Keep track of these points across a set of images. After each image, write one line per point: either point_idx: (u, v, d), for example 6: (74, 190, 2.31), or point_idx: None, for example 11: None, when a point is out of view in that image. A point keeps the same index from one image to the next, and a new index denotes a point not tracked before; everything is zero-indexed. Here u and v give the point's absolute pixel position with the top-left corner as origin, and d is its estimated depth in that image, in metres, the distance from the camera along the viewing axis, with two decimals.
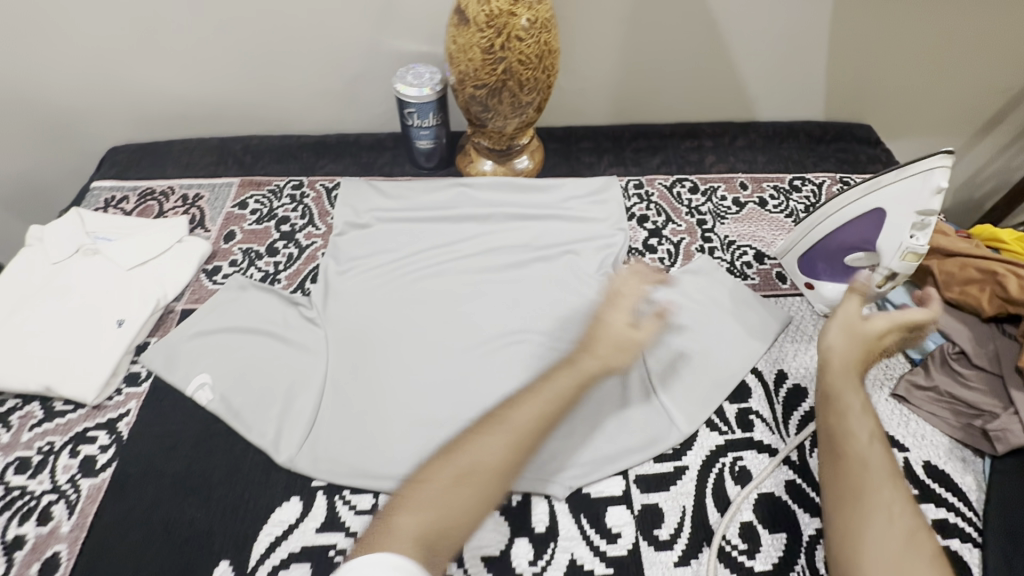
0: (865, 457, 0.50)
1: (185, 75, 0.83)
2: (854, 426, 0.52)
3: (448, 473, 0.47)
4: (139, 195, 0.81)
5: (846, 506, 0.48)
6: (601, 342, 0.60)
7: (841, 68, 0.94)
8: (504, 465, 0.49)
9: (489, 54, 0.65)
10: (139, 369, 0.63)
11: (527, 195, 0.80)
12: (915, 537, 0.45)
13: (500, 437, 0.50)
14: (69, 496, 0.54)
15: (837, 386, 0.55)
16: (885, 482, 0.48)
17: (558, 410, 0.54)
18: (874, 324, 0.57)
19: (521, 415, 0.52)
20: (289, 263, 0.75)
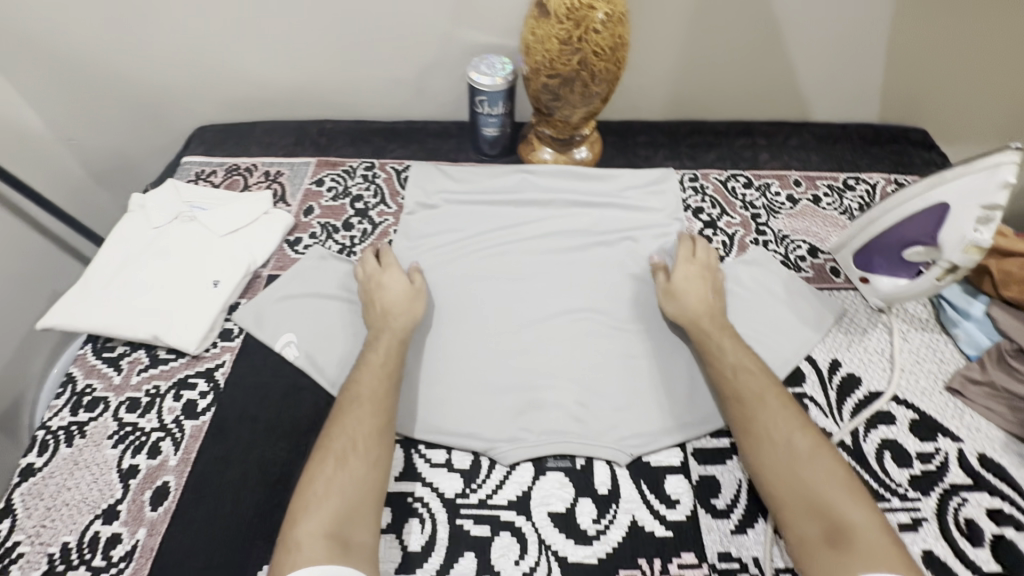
0: (741, 388, 0.59)
1: (271, 61, 0.89)
2: (728, 361, 0.61)
3: (330, 461, 0.53)
4: (226, 171, 0.87)
5: (746, 441, 0.56)
6: (381, 301, 0.66)
7: (900, 72, 0.95)
8: (373, 433, 0.55)
9: (566, 46, 0.69)
10: (232, 326, 0.69)
11: (588, 182, 0.83)
12: (799, 436, 0.55)
13: (354, 409, 0.56)
14: (175, 434, 0.60)
15: (703, 335, 0.64)
16: (767, 403, 0.57)
17: (393, 368, 0.60)
18: (683, 284, 0.68)
19: (365, 387, 0.58)
20: (363, 238, 0.80)
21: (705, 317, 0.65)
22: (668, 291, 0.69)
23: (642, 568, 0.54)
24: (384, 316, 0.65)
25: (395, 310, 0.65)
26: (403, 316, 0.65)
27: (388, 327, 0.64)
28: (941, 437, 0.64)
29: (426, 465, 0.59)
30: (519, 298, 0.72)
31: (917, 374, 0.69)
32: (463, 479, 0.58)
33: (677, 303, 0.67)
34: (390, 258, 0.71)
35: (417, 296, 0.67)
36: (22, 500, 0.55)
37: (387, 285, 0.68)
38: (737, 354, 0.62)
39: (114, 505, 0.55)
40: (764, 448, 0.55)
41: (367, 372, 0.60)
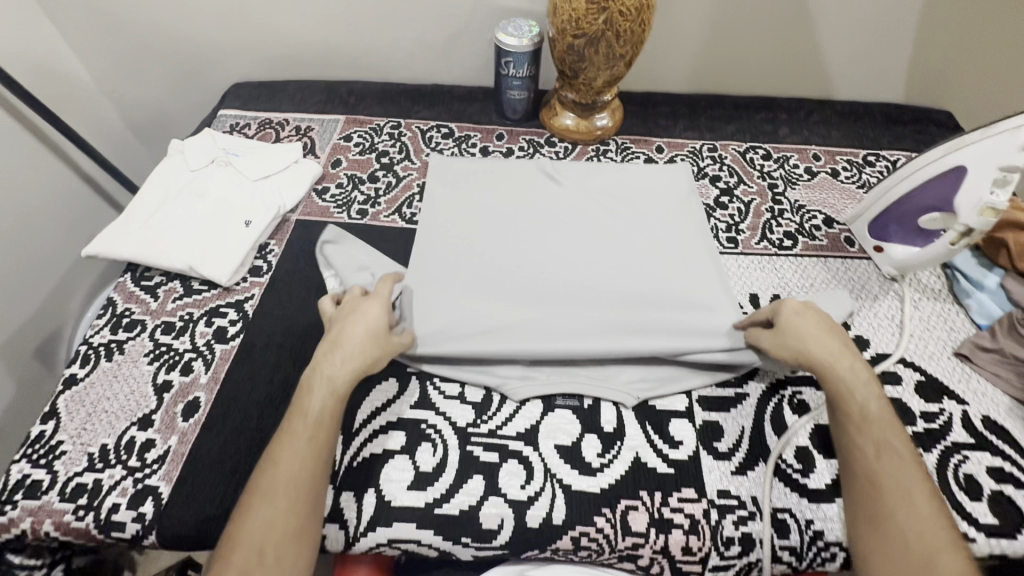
0: (882, 475, 0.51)
1: (306, 21, 0.92)
2: (871, 434, 0.53)
3: (233, 569, 0.46)
4: (259, 124, 0.91)
5: (876, 537, 0.50)
6: (334, 330, 0.57)
7: (926, 51, 0.95)
8: (294, 531, 0.49)
9: (592, 5, 0.71)
10: (261, 264, 0.73)
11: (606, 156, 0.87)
12: (942, 553, 0.48)
13: (272, 500, 0.49)
14: (206, 356, 0.63)
15: (841, 388, 0.55)
16: (910, 500, 0.50)
17: (322, 437, 0.52)
18: (798, 334, 0.58)
19: (284, 468, 0.50)
20: (388, 190, 0.83)
21: (834, 372, 0.56)
22: (777, 339, 0.59)
23: (643, 499, 0.56)
24: (331, 350, 0.56)
25: (348, 352, 0.55)
26: (341, 367, 0.55)
27: (323, 373, 0.54)
28: (946, 398, 0.64)
29: (441, 396, 0.62)
30: (539, 238, 0.74)
31: (927, 339, 0.70)
32: (475, 410, 0.61)
33: (799, 349, 0.58)
34: (383, 289, 0.61)
35: (384, 349, 0.57)
36: (65, 405, 0.59)
37: (355, 318, 0.57)
38: (885, 427, 0.53)
39: (149, 414, 0.59)
40: (896, 552, 0.49)
41: (297, 443, 0.51)
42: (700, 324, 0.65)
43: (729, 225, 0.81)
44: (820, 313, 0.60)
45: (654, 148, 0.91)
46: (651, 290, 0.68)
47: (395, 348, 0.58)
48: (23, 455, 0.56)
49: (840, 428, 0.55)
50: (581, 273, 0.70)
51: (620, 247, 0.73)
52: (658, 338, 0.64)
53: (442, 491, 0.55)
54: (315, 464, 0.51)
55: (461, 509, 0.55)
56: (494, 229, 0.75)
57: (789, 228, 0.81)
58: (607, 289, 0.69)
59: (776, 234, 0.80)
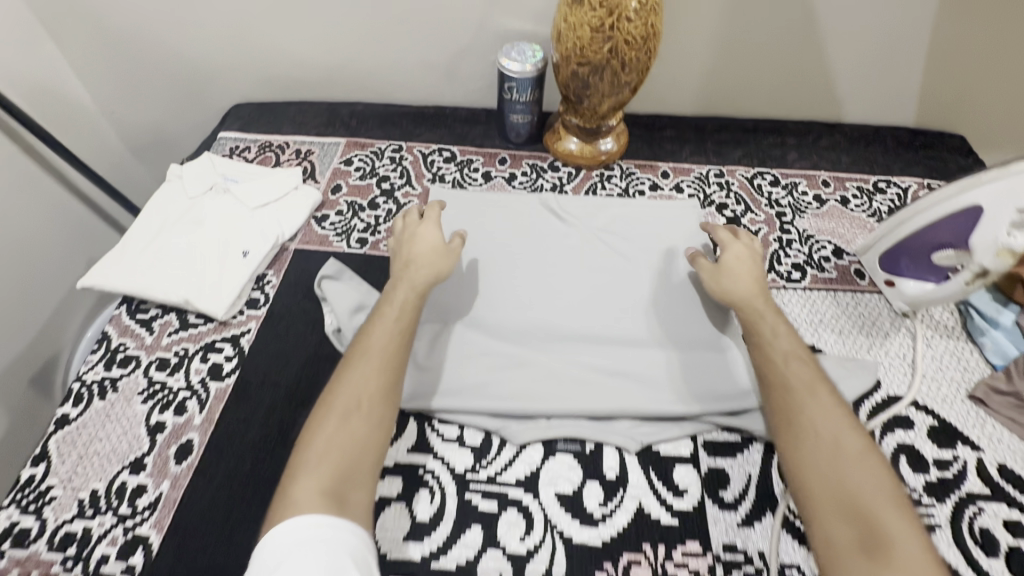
0: (792, 380, 0.57)
1: (307, 42, 0.91)
2: (779, 347, 0.60)
3: (333, 417, 0.54)
4: (259, 147, 0.90)
5: (789, 435, 0.54)
6: (404, 255, 0.67)
7: (940, 74, 0.92)
8: (377, 396, 0.55)
9: (597, 33, 0.69)
10: (258, 296, 0.71)
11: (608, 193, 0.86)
12: (849, 437, 0.52)
13: (360, 367, 0.56)
14: (200, 394, 0.62)
15: (752, 314, 0.63)
16: (817, 398, 0.55)
17: (401, 324, 0.61)
18: (731, 266, 0.66)
19: (367, 345, 0.58)
20: (388, 217, 0.81)
21: (753, 297, 0.64)
22: (715, 274, 0.67)
23: (646, 552, 0.54)
24: (405, 269, 0.65)
25: (419, 265, 0.65)
26: (424, 272, 0.64)
27: (407, 280, 0.63)
28: (960, 445, 0.62)
29: (439, 439, 0.60)
30: (540, 277, 0.73)
31: (940, 381, 0.68)
32: (474, 455, 0.60)
33: (728, 285, 0.65)
34: (433, 215, 0.71)
35: (447, 256, 0.66)
36: (57, 447, 0.58)
37: (418, 240, 0.67)
38: (789, 341, 0.60)
39: (141, 457, 0.57)
40: (808, 441, 0.53)
41: (379, 327, 0.60)
42: (710, 368, 0.65)
43: None
44: (748, 251, 0.69)
45: (660, 173, 0.89)
46: (662, 331, 0.68)
47: (456, 252, 0.68)
48: (12, 500, 0.55)
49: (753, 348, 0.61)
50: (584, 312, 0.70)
51: (624, 286, 0.73)
52: (669, 384, 0.64)
53: (439, 542, 0.54)
54: (400, 345, 0.59)
55: (458, 562, 0.53)
56: (493, 267, 0.74)
57: (797, 260, 0.79)
58: (618, 328, 0.68)
59: (785, 265, 0.78)
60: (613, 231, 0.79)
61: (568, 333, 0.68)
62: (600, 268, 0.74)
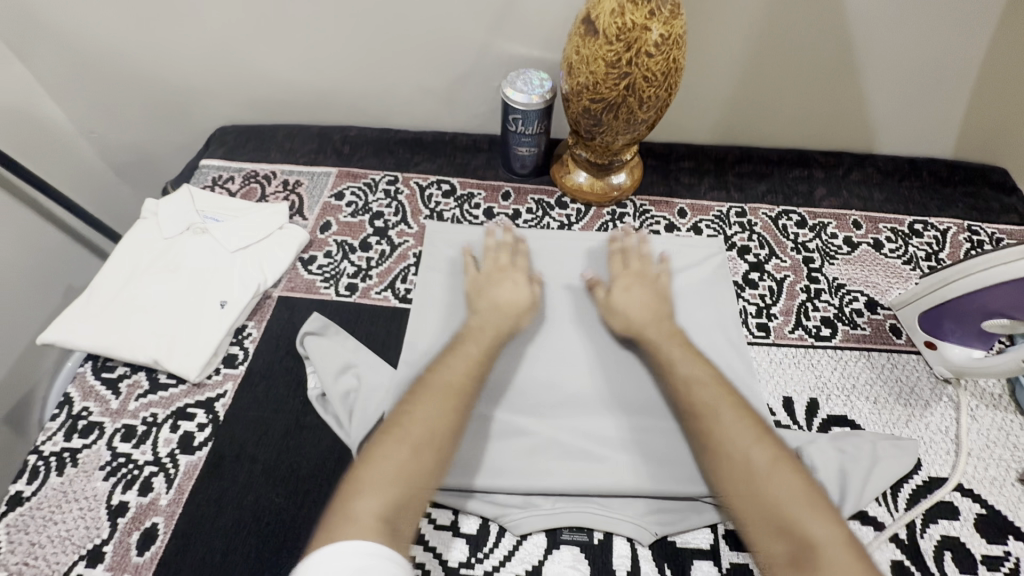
0: (696, 401, 0.55)
1: (296, 63, 0.84)
2: (681, 372, 0.58)
3: (404, 445, 0.49)
4: (244, 177, 0.83)
5: (709, 457, 0.52)
6: (491, 294, 0.65)
7: (984, 105, 0.85)
8: (449, 426, 0.52)
9: (613, 68, 0.62)
10: (237, 352, 0.65)
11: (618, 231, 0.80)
12: (756, 447, 0.50)
13: (437, 396, 0.53)
14: (168, 470, 0.56)
15: (650, 344, 0.62)
16: (720, 415, 0.53)
17: (481, 361, 0.59)
18: (633, 297, 0.65)
19: (441, 377, 0.55)
20: (381, 260, 0.75)
21: (652, 325, 0.63)
22: (609, 306, 0.66)
23: None
24: (490, 308, 0.64)
25: (504, 311, 0.63)
26: (506, 320, 0.63)
27: (493, 324, 0.62)
28: (1010, 539, 0.56)
29: (430, 526, 0.55)
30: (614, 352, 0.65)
31: (986, 461, 0.61)
32: (469, 545, 0.54)
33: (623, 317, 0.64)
34: (524, 259, 0.69)
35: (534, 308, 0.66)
36: (7, 533, 0.52)
37: (509, 284, 0.66)
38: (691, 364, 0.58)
39: (100, 546, 0.52)
40: (724, 459, 0.51)
41: (460, 360, 0.58)
42: (680, 436, 0.59)
43: (759, 308, 0.73)
44: (633, 273, 0.68)
45: (677, 211, 0.82)
46: None
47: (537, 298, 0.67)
48: None
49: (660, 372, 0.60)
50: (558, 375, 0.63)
51: (581, 339, 0.66)
52: (692, 463, 0.57)
53: None
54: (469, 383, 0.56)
55: None
56: (565, 341, 0.66)
57: (827, 314, 0.72)
58: (630, 394, 0.62)
59: (813, 320, 0.72)
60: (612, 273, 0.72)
61: (570, 399, 0.62)
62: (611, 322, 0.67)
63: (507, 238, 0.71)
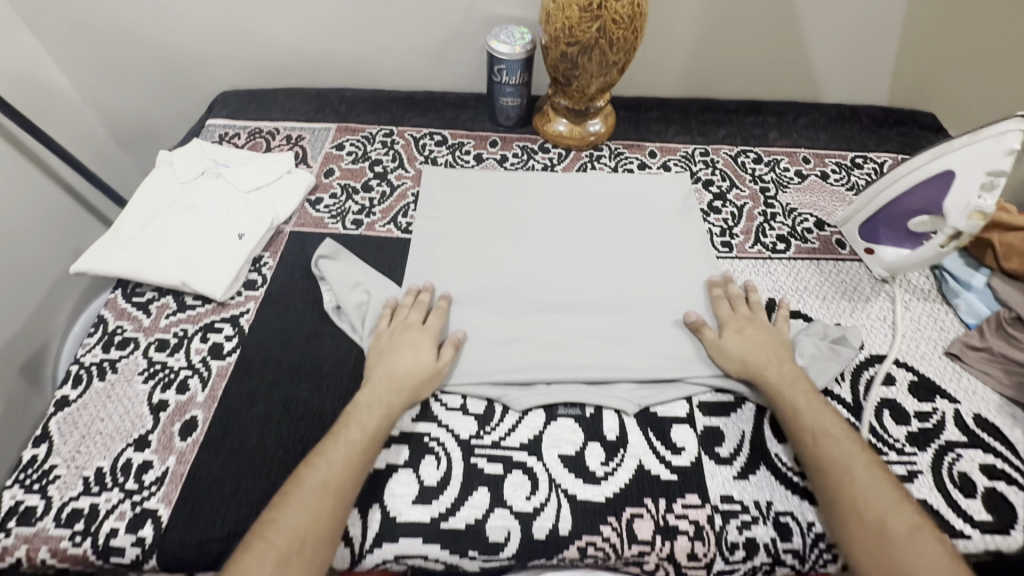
0: (828, 454, 0.55)
1: (295, 27, 0.91)
2: (810, 426, 0.57)
3: (291, 513, 0.49)
4: (249, 133, 0.90)
5: (841, 514, 0.52)
6: (388, 364, 0.60)
7: (911, 55, 0.96)
8: (345, 489, 0.52)
9: (586, 13, 0.71)
10: (256, 277, 0.71)
11: (596, 170, 0.88)
12: (894, 512, 0.51)
13: (308, 497, 0.50)
14: (202, 373, 0.62)
15: (780, 399, 0.59)
16: (858, 477, 0.53)
17: (381, 428, 0.56)
18: (729, 341, 0.64)
19: (315, 476, 0.51)
20: (382, 199, 0.82)
21: (770, 365, 0.62)
22: (718, 346, 0.64)
23: (647, 507, 0.56)
24: (383, 381, 0.59)
25: (397, 386, 0.58)
26: (408, 391, 0.58)
27: (388, 395, 0.58)
28: (938, 397, 0.66)
29: (442, 408, 0.62)
30: (590, 268, 0.75)
31: (918, 341, 0.71)
32: (477, 422, 0.61)
33: (738, 356, 0.63)
34: (437, 320, 0.65)
35: (435, 379, 0.60)
36: (58, 428, 0.58)
37: (413, 350, 0.61)
38: (816, 416, 0.57)
39: (145, 434, 0.58)
40: (859, 519, 0.51)
41: (356, 425, 0.55)
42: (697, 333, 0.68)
43: (723, 229, 0.82)
44: (742, 315, 0.67)
45: (647, 153, 0.92)
46: (657, 300, 0.71)
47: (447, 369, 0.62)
48: (15, 481, 0.54)
49: (785, 420, 0.59)
50: (553, 290, 0.72)
51: (575, 262, 0.75)
52: (662, 348, 0.67)
53: (447, 504, 0.55)
54: (371, 447, 0.55)
55: (467, 523, 0.54)
56: (545, 265, 0.75)
57: (782, 232, 0.82)
58: (608, 297, 0.71)
59: (769, 237, 0.81)
60: (588, 207, 0.82)
61: (561, 307, 0.70)
62: (591, 244, 0.78)
63: (426, 295, 0.67)
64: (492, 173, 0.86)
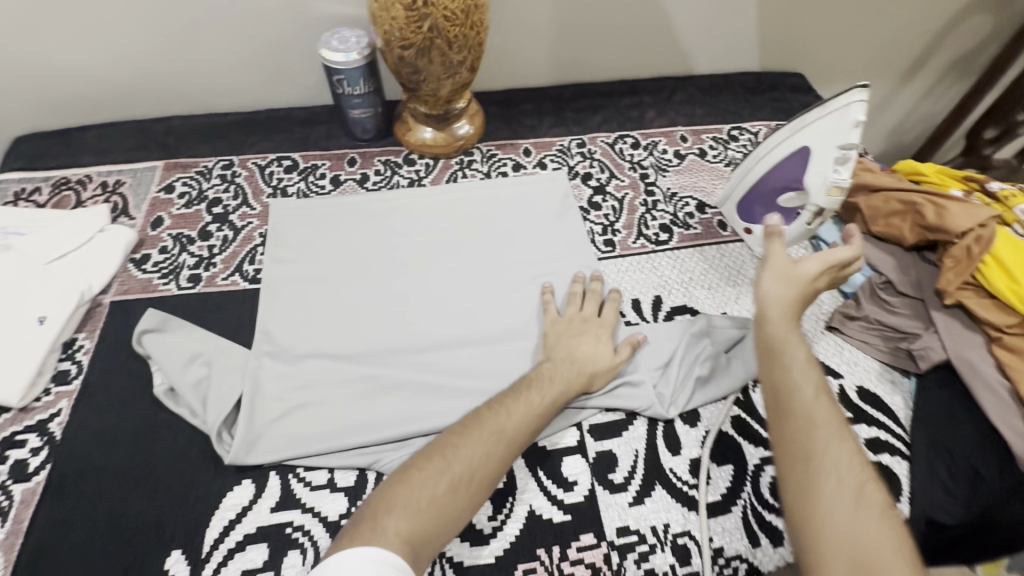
0: (812, 411, 0.48)
1: (90, 52, 0.77)
2: (801, 381, 0.50)
3: (449, 462, 0.49)
4: (53, 186, 0.76)
5: (803, 474, 0.46)
6: (569, 347, 0.61)
7: (773, 17, 0.95)
8: (503, 456, 0.51)
9: (412, 11, 0.63)
10: (69, 367, 0.60)
11: (467, 179, 0.81)
12: (867, 487, 0.44)
13: (487, 437, 0.51)
14: (1, 503, 0.52)
15: (777, 345, 0.53)
16: (840, 438, 0.47)
17: (549, 405, 0.55)
18: (805, 263, 0.57)
19: (498, 420, 0.52)
20: (224, 246, 0.72)
21: (779, 309, 0.55)
22: (783, 271, 0.57)
23: (541, 559, 0.52)
24: (566, 360, 0.59)
25: (581, 367, 0.59)
26: (584, 376, 0.59)
27: (568, 373, 0.58)
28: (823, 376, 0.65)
29: (305, 489, 0.54)
30: (467, 293, 0.68)
31: (803, 319, 0.70)
32: (348, 497, 0.54)
33: (776, 287, 0.56)
34: (611, 313, 0.65)
35: (611, 374, 0.60)
36: None
37: (590, 340, 0.61)
38: (809, 373, 0.51)
39: None
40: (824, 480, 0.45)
41: (537, 393, 0.55)
42: None
43: (605, 227, 0.78)
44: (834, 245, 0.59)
45: (522, 151, 0.86)
46: (533, 320, 0.66)
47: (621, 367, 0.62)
48: None
49: (765, 363, 0.53)
50: (428, 325, 0.65)
51: (450, 288, 0.69)
52: None
53: None
54: (530, 426, 0.53)
55: None
56: (419, 298, 0.68)
57: (664, 221, 0.79)
58: (489, 324, 0.66)
59: (652, 229, 0.78)
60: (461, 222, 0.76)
61: (438, 344, 0.64)
62: (463, 265, 0.71)
63: (596, 285, 0.67)
64: (351, 197, 0.77)
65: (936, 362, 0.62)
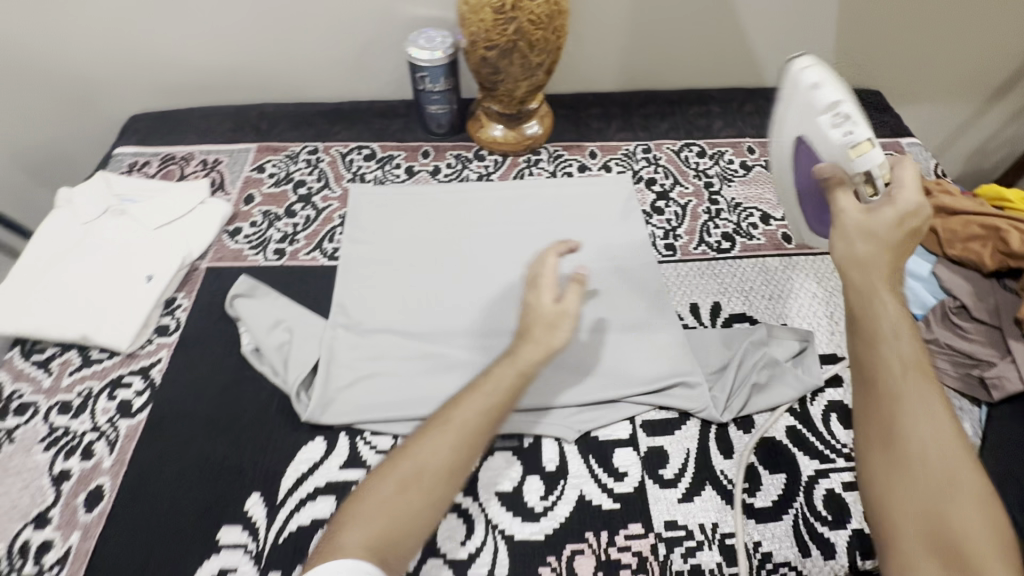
0: (900, 366, 0.44)
1: (202, 42, 0.85)
2: (891, 333, 0.45)
3: (404, 468, 0.47)
4: (161, 161, 0.84)
5: (883, 436, 0.43)
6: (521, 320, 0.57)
7: (852, 33, 0.93)
8: (460, 449, 0.48)
9: (500, 14, 0.67)
10: (168, 322, 0.67)
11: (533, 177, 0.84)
12: (953, 449, 0.42)
13: (439, 437, 0.48)
14: (109, 435, 0.58)
15: (861, 296, 0.47)
16: (930, 398, 0.43)
17: (503, 395, 0.51)
18: (877, 210, 0.49)
19: (457, 417, 0.49)
20: (307, 225, 0.77)
21: (863, 266, 0.47)
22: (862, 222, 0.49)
23: (589, 542, 0.54)
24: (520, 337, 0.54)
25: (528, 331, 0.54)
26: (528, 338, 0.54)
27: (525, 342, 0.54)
28: None
29: (371, 452, 0.58)
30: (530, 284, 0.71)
31: None
32: None
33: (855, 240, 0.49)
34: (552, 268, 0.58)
35: (554, 326, 0.54)
36: None
37: (538, 296, 0.56)
38: (902, 326, 0.45)
39: (46, 510, 0.53)
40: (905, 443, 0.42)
41: (491, 385, 0.52)
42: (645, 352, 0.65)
43: (667, 231, 0.79)
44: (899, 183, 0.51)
45: (588, 153, 0.88)
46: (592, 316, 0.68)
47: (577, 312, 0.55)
48: None
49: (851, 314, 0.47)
50: (492, 312, 0.68)
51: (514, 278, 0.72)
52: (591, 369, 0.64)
53: None
54: (488, 422, 0.50)
55: None
56: (484, 285, 0.71)
57: (726, 229, 0.79)
58: None
59: (714, 236, 0.79)
60: (526, 217, 0.79)
61: (499, 329, 0.67)
62: (527, 257, 0.74)
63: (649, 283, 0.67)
64: (424, 187, 0.81)
65: (1010, 393, 0.60)
